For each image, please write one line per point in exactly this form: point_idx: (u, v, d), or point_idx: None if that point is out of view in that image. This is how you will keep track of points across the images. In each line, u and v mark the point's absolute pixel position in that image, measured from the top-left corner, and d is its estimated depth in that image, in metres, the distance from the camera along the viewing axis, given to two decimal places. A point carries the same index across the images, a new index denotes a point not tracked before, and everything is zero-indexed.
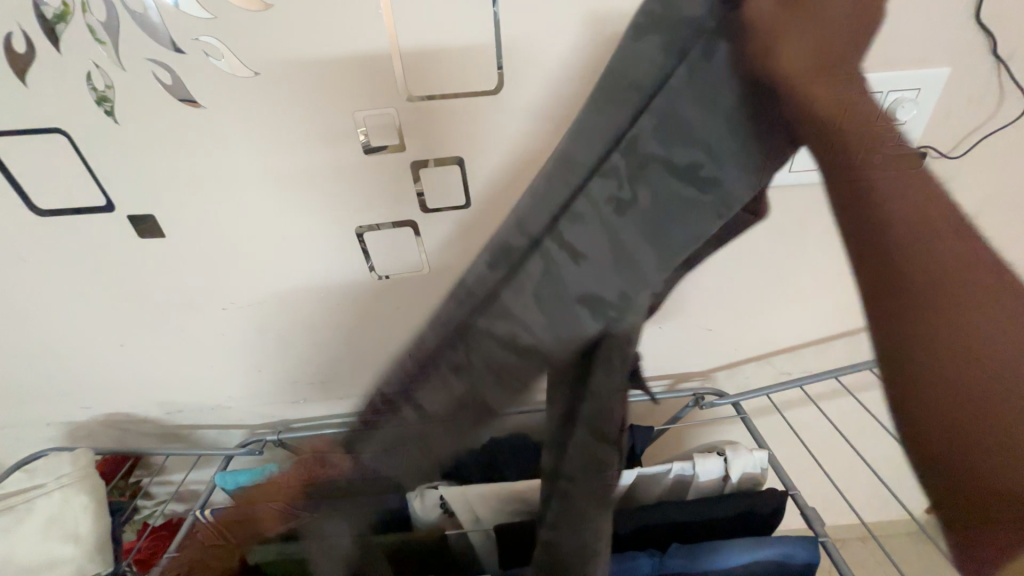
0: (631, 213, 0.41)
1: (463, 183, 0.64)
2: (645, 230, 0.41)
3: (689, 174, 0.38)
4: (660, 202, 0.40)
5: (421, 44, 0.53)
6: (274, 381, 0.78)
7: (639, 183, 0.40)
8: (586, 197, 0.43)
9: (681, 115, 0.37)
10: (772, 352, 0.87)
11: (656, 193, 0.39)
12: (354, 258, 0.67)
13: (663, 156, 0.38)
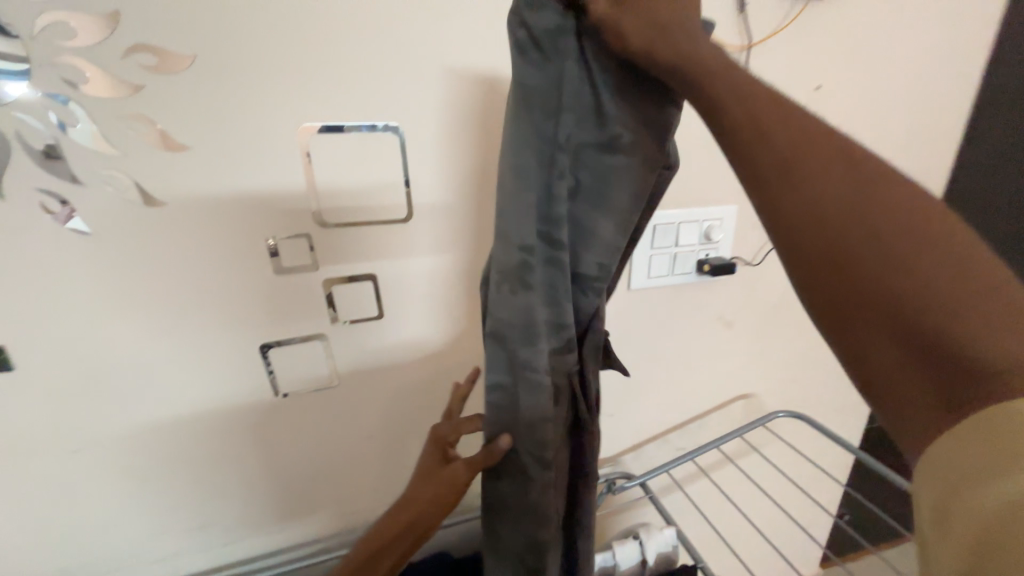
0: (589, 199, 0.41)
1: (375, 297, 0.66)
2: (606, 207, 0.41)
3: (617, 146, 0.39)
4: (610, 184, 0.40)
5: (335, 181, 0.59)
6: (137, 523, 0.68)
7: (583, 168, 0.40)
8: (549, 192, 0.39)
9: (589, 95, 0.38)
10: (670, 430, 0.94)
11: (603, 171, 0.40)
12: (254, 375, 0.65)
13: (594, 140, 0.39)
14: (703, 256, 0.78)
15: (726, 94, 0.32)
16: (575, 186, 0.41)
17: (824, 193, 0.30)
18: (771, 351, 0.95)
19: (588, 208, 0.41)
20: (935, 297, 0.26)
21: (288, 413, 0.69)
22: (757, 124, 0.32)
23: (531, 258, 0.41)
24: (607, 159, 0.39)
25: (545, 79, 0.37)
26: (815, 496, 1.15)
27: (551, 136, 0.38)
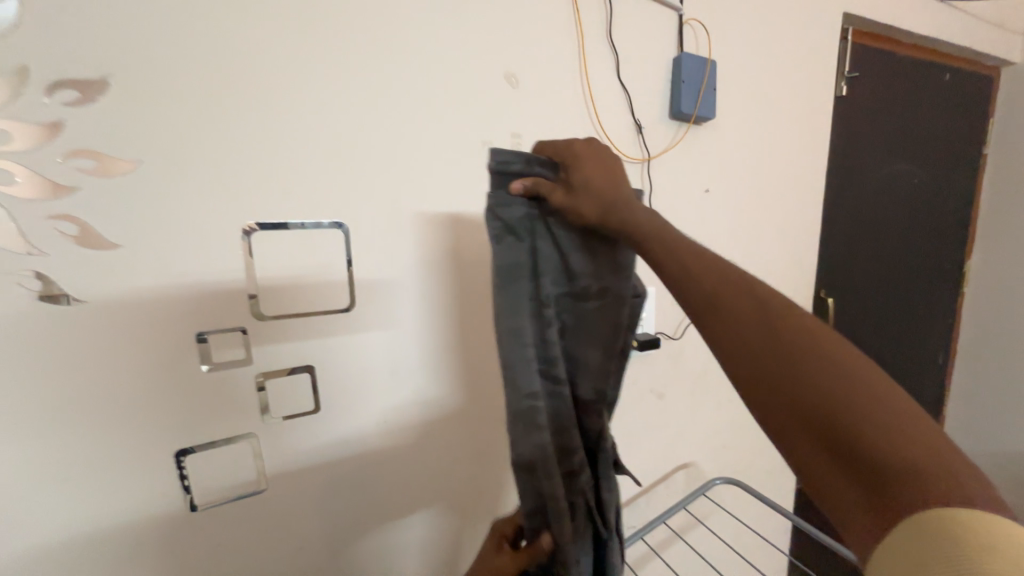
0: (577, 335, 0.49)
1: (313, 390, 0.64)
2: (588, 339, 0.49)
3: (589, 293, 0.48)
4: (596, 320, 0.49)
5: (278, 274, 0.60)
6: None
7: (565, 312, 0.48)
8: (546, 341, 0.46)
9: (556, 255, 0.47)
10: (618, 508, 0.93)
11: (580, 314, 0.48)
12: (164, 489, 0.58)
13: (569, 292, 0.48)
14: (630, 333, 0.86)
15: (659, 253, 0.43)
16: (564, 327, 0.48)
17: (761, 346, 0.38)
18: (701, 419, 1.01)
19: (577, 344, 0.49)
20: (837, 403, 0.33)
21: (200, 533, 0.60)
22: (709, 291, 0.41)
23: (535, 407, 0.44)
24: (585, 305, 0.48)
25: (519, 251, 0.45)
26: (761, 564, 1.17)
27: (536, 295, 0.46)
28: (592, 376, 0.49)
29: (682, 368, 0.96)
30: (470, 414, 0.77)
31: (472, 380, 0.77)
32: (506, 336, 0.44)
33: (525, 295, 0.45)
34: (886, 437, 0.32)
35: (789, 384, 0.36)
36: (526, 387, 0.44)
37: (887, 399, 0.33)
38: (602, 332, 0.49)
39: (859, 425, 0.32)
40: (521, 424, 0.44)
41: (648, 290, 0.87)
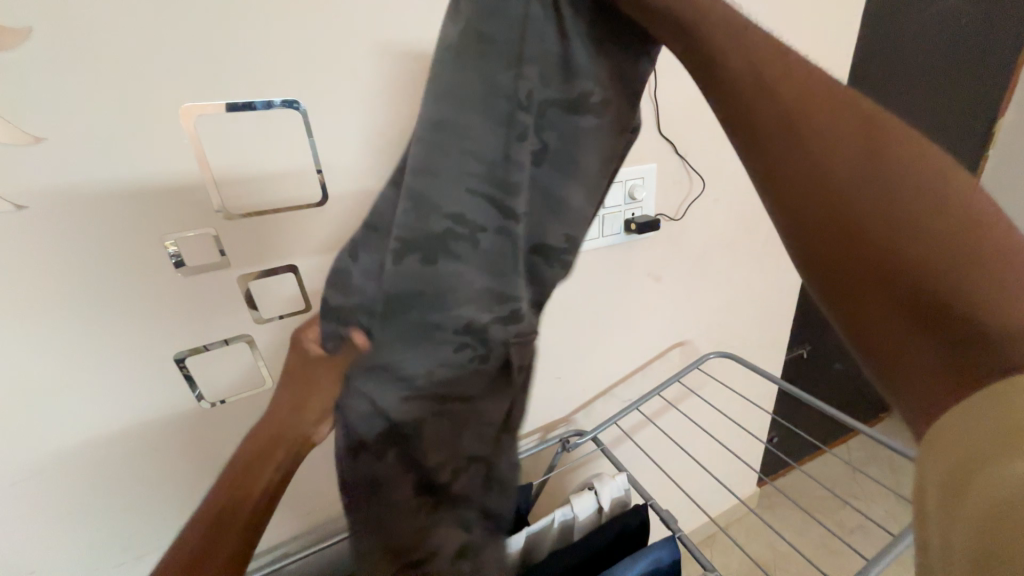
0: (550, 162, 0.42)
1: (300, 290, 0.63)
2: (556, 166, 0.42)
3: (578, 102, 0.40)
4: (574, 149, 0.42)
5: (236, 167, 0.54)
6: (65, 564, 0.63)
7: (544, 125, 0.41)
8: (475, 159, 0.40)
9: (544, 42, 0.38)
10: (616, 383, 0.99)
11: (560, 132, 0.41)
12: (175, 388, 0.61)
13: (559, 97, 0.40)
14: (630, 215, 0.82)
15: (718, 17, 0.30)
16: (538, 150, 0.41)
17: (827, 132, 0.28)
18: (698, 300, 1.02)
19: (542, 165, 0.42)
20: (871, 187, 0.27)
21: (219, 424, 0.65)
22: (753, 59, 0.29)
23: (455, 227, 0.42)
24: (575, 122, 0.41)
25: (508, 34, 0.38)
26: (749, 425, 1.28)
27: (508, 91, 0.39)
28: (537, 206, 0.43)
29: (683, 249, 0.93)
30: None
31: None
32: (443, 137, 0.40)
33: (501, 125, 0.40)
34: (970, 266, 0.24)
35: (853, 167, 0.27)
36: (464, 217, 0.42)
37: (985, 251, 0.24)
38: (581, 160, 0.42)
39: (890, 211, 0.26)
40: (441, 243, 0.42)
41: (650, 166, 0.81)
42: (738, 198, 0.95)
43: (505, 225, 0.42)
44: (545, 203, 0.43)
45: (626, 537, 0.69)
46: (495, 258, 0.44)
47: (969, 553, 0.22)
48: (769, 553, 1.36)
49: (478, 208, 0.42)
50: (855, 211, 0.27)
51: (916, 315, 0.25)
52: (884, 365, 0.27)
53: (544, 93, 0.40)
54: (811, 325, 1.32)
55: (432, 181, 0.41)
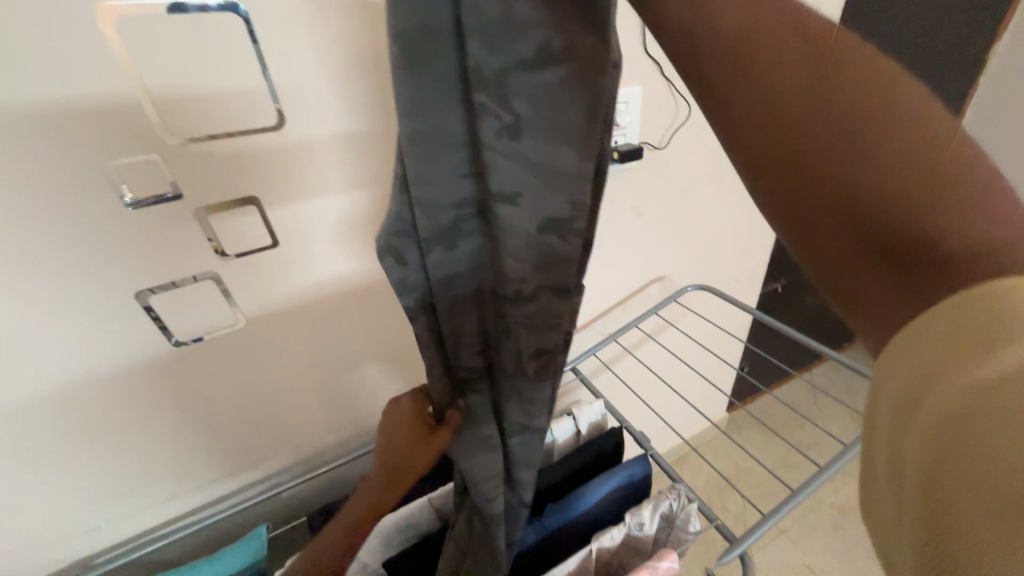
0: (530, 132, 0.36)
1: (264, 224, 0.59)
2: (539, 136, 0.36)
3: (540, 57, 0.33)
4: (555, 114, 0.35)
5: (174, 85, 0.48)
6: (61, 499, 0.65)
7: (510, 96, 0.34)
8: (449, 151, 0.38)
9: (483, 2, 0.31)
10: (596, 317, 1.00)
11: (529, 98, 0.34)
12: (143, 328, 0.59)
13: (519, 59, 0.33)
14: (612, 142, 0.78)
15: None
16: (511, 123, 0.35)
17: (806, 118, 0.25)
18: (680, 234, 1.01)
19: (525, 141, 0.36)
20: (856, 172, 0.24)
21: (195, 364, 0.64)
22: (728, 55, 0.26)
23: (458, 215, 0.41)
24: (541, 77, 0.34)
25: (439, 10, 0.32)
26: (723, 355, 1.34)
27: (462, 75, 0.35)
28: (526, 183, 0.38)
29: (666, 180, 0.91)
30: None
31: None
32: (426, 144, 0.37)
33: (464, 110, 0.36)
34: (921, 208, 0.22)
35: (843, 154, 0.24)
36: (449, 204, 0.40)
37: (962, 187, 0.22)
38: (561, 122, 0.35)
39: (874, 194, 0.23)
40: (445, 236, 0.42)
41: (634, 88, 0.76)
42: None
43: (504, 214, 0.40)
44: (534, 177, 0.38)
45: (600, 456, 0.73)
46: (506, 237, 0.41)
47: (931, 433, 0.19)
48: (734, 469, 1.49)
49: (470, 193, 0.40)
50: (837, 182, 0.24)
51: (898, 276, 0.23)
52: (855, 319, 0.25)
53: (490, 62, 0.33)
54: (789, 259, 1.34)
55: (428, 188, 0.39)
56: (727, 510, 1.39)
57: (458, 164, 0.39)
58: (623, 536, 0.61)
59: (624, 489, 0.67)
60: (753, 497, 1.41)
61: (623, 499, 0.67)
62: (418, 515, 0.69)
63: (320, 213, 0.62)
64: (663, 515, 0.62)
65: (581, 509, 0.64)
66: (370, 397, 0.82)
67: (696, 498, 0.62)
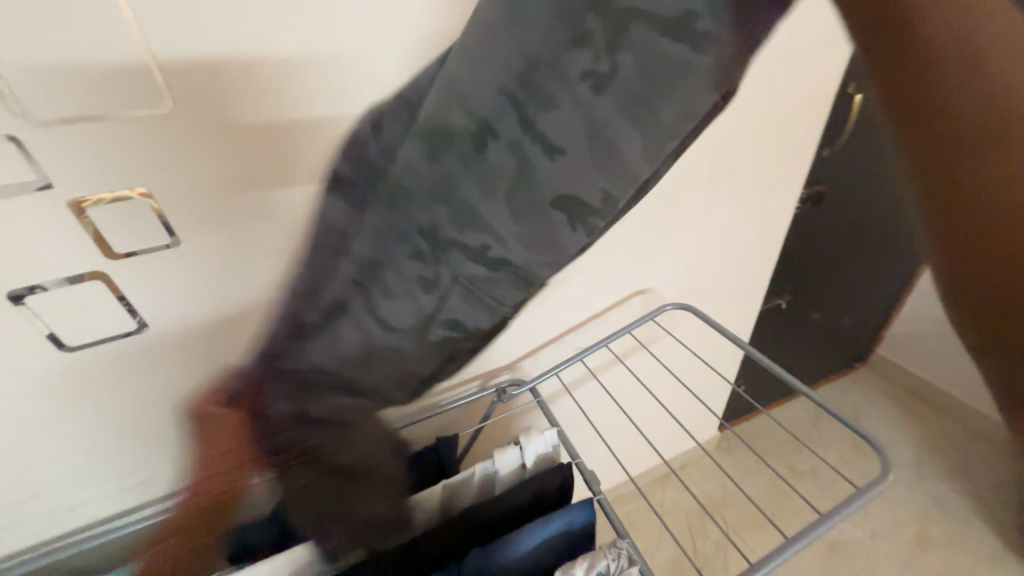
0: (616, 93, 0.26)
1: (162, 219, 0.51)
2: (626, 114, 0.26)
3: (678, 28, 0.24)
4: (657, 89, 0.25)
5: (30, 56, 0.39)
6: None
7: (618, 49, 0.25)
8: (536, 86, 0.27)
9: None
10: (567, 332, 0.92)
11: (639, 60, 0.25)
12: (28, 332, 0.52)
13: (650, 7, 0.24)
14: None
15: None
16: (602, 72, 0.26)
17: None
18: (667, 246, 0.91)
19: (604, 102, 0.26)
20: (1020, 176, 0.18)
21: (93, 369, 0.58)
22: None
23: (488, 137, 0.29)
24: (660, 44, 0.24)
25: None
26: (715, 374, 1.24)
27: None
28: (582, 168, 0.28)
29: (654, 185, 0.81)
30: None
31: None
32: (481, 42, 0.29)
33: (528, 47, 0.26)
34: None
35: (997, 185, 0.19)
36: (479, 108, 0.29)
37: None
38: (660, 115, 0.26)
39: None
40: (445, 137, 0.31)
41: None
42: (722, 124, 0.80)
43: (525, 160, 0.29)
44: (598, 160, 0.28)
45: (540, 497, 0.66)
46: (525, 190, 0.30)
47: None
48: (716, 494, 1.40)
49: (494, 107, 0.28)
50: (982, 210, 0.19)
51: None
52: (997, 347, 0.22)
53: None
54: (794, 274, 1.23)
55: (472, 68, 0.29)
56: (706, 538, 1.31)
57: (505, 70, 0.27)
58: None
59: (561, 536, 0.60)
60: (735, 526, 1.33)
61: (560, 548, 0.60)
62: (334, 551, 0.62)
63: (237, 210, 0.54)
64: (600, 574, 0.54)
65: (509, 559, 0.57)
66: None
67: (639, 561, 0.55)
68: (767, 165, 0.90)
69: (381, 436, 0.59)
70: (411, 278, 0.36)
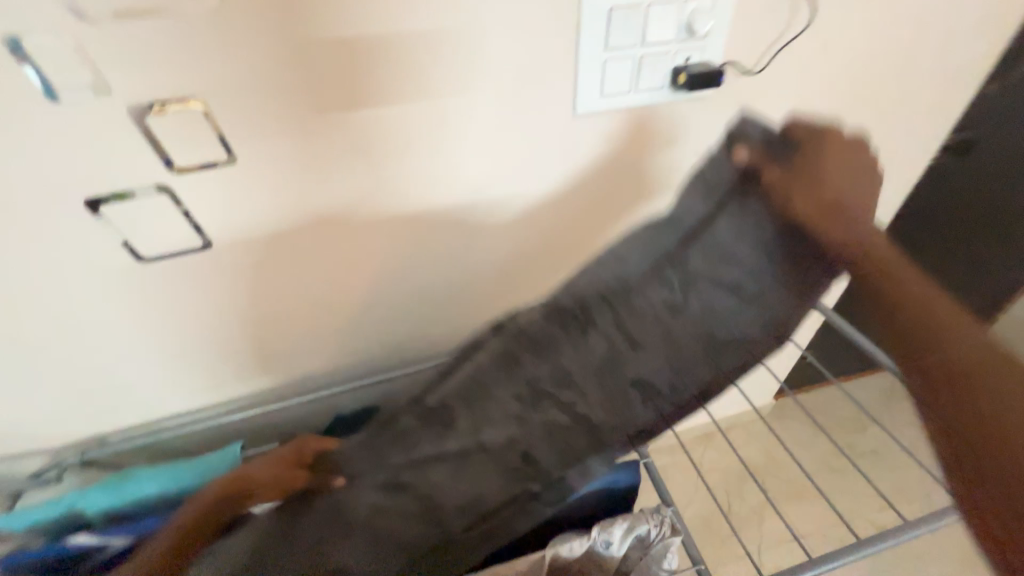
0: (685, 315, 0.52)
1: (219, 136, 0.51)
2: (700, 342, 0.52)
3: (737, 291, 0.51)
4: (719, 322, 0.52)
5: None
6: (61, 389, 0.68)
7: (691, 292, 0.51)
8: (643, 302, 0.53)
9: (727, 249, 0.51)
10: None
11: (705, 306, 0.51)
12: (104, 239, 0.55)
13: (723, 287, 0.51)
14: (681, 61, 0.58)
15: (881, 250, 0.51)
16: (676, 302, 0.52)
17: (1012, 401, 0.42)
18: None
19: (698, 293, 0.51)
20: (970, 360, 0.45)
21: (169, 278, 0.60)
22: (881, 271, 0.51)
23: (672, 268, 0.52)
24: (717, 277, 0.51)
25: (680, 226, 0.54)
26: None
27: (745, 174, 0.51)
28: (685, 365, 0.52)
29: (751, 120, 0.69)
30: (449, 177, 0.62)
31: (445, 129, 0.58)
32: (675, 229, 0.55)
33: (684, 258, 0.52)
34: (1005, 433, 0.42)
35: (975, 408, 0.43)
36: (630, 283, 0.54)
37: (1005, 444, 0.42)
38: (717, 340, 0.52)
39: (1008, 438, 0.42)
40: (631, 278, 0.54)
41: None
42: (859, 46, 0.65)
43: (641, 346, 0.53)
44: (705, 354, 0.52)
45: None
46: (630, 385, 0.53)
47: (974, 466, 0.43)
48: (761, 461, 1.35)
49: (658, 290, 0.52)
50: (996, 420, 0.42)
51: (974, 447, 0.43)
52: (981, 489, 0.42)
53: (700, 264, 0.51)
54: (901, 241, 1.06)
55: (630, 306, 0.53)
56: (742, 501, 1.28)
57: (661, 289, 0.52)
58: (586, 550, 0.53)
59: (602, 493, 0.59)
60: (776, 495, 1.29)
61: (599, 503, 0.60)
62: None
63: (302, 130, 0.53)
64: (639, 538, 0.53)
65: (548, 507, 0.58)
66: (364, 335, 0.76)
67: (683, 532, 0.53)
68: (906, 103, 0.74)
69: (442, 438, 0.55)
70: (571, 323, 0.54)
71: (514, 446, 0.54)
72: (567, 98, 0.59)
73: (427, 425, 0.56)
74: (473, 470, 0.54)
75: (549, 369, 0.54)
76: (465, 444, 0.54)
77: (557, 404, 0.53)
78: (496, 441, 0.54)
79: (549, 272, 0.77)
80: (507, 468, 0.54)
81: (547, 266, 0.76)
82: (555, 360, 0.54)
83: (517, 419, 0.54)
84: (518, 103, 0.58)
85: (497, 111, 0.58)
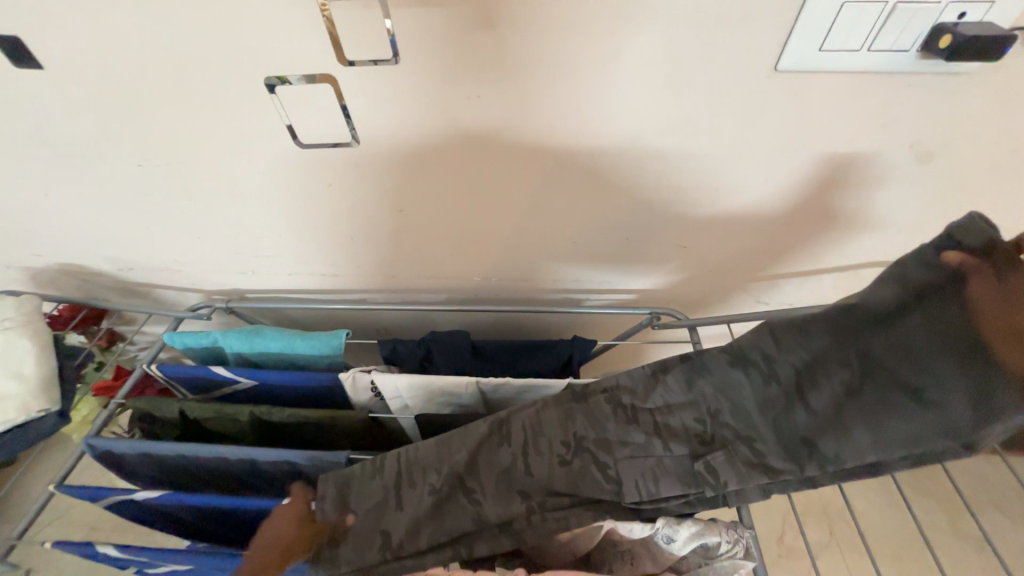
0: (883, 380, 0.43)
1: (387, 32, 0.49)
2: (891, 410, 0.42)
3: (960, 358, 0.39)
4: (942, 401, 0.40)
5: None
6: (218, 245, 0.78)
7: (890, 350, 0.43)
8: (830, 348, 0.46)
9: (948, 313, 0.40)
10: (753, 280, 0.78)
11: (920, 365, 0.41)
12: (274, 120, 0.59)
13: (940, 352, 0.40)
14: (945, 16, 0.44)
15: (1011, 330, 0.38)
16: (869, 358, 0.44)
17: None
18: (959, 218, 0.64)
19: (897, 360, 0.42)
20: None
21: (317, 167, 0.64)
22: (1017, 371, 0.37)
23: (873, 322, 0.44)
24: (922, 340, 0.41)
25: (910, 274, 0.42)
26: None
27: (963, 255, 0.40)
28: (866, 438, 0.43)
29: (1004, 117, 0.53)
30: (602, 118, 0.57)
31: (615, 62, 0.51)
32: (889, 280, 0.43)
33: (882, 304, 0.43)
34: None
35: None
36: (809, 323, 0.47)
37: None
38: (916, 420, 0.41)
39: None
40: (842, 319, 0.45)
41: None
42: None
43: (815, 401, 0.46)
44: (907, 436, 0.41)
45: None
46: (793, 435, 0.47)
47: None
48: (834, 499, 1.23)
49: (834, 343, 0.45)
50: None
51: None
52: None
53: (915, 322, 0.42)
54: None
55: (803, 340, 0.47)
56: (800, 537, 1.18)
57: (838, 335, 0.45)
58: (647, 536, 0.52)
59: None
60: (840, 537, 1.18)
61: None
62: (461, 393, 0.68)
63: (465, 40, 0.50)
64: (706, 546, 0.51)
65: None
66: (470, 264, 0.78)
67: (756, 558, 0.50)
68: None
69: (558, 424, 0.56)
70: (727, 358, 0.51)
71: (631, 454, 0.53)
72: (771, 47, 0.49)
73: (551, 406, 0.58)
74: (584, 469, 0.53)
75: (677, 397, 0.53)
76: (571, 435, 0.55)
77: (692, 423, 0.52)
78: (614, 446, 0.54)
79: (671, 243, 0.72)
80: (612, 476, 0.52)
81: (671, 238, 0.71)
82: (700, 387, 0.52)
83: (642, 433, 0.53)
84: (708, 45, 0.50)
85: (680, 49, 0.50)
